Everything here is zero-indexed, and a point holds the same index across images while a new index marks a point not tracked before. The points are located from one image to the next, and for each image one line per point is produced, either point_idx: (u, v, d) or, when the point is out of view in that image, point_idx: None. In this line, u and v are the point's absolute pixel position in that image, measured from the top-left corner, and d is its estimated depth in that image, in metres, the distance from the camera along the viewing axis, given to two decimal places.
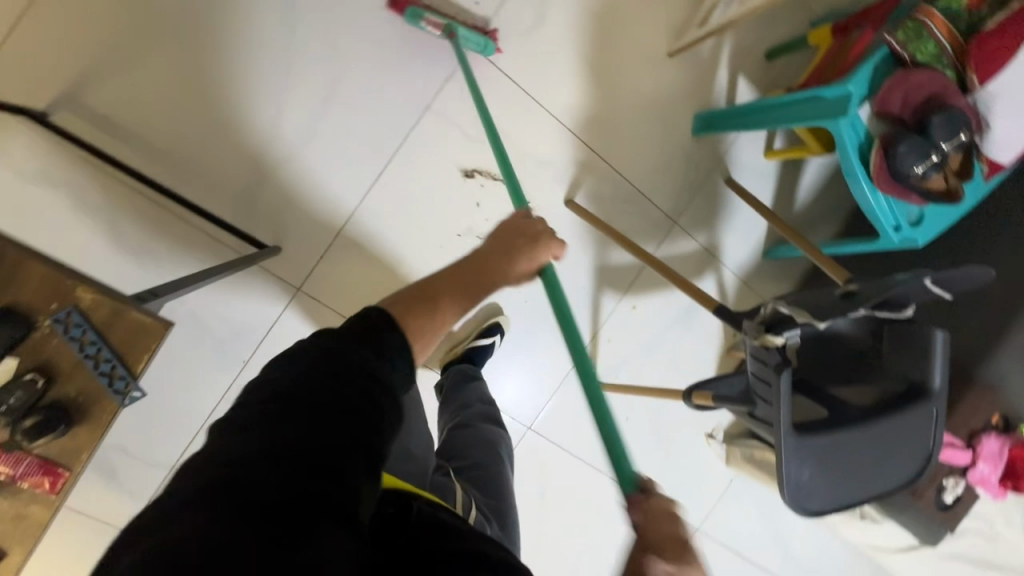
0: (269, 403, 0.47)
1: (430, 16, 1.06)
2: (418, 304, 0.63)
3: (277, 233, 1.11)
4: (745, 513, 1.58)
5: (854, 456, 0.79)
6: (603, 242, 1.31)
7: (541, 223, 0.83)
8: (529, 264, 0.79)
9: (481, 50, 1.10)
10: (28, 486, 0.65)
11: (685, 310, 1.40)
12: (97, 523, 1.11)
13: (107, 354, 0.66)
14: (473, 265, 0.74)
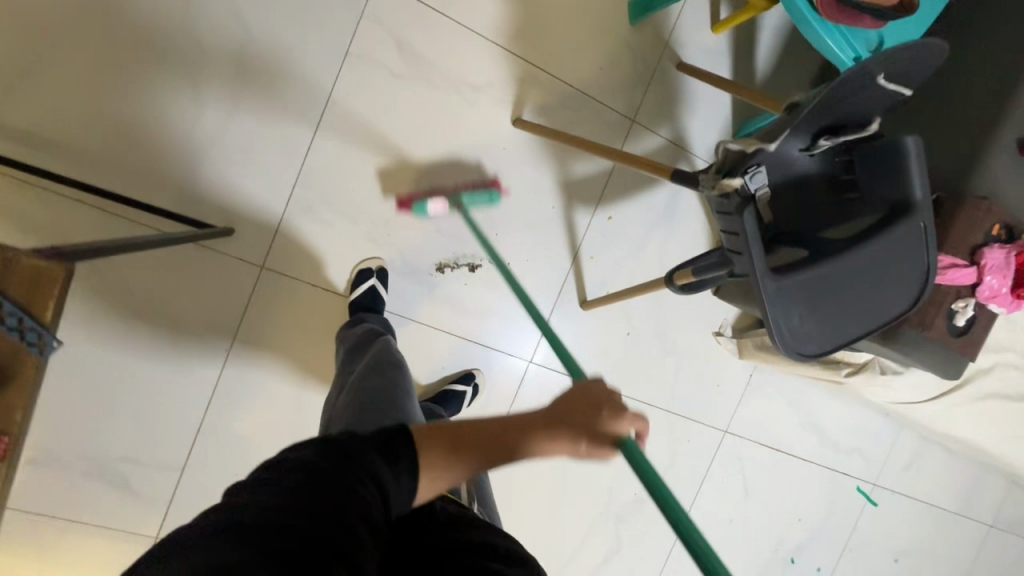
0: (285, 469, 0.48)
1: (435, 200, 1.16)
2: (433, 451, 0.57)
3: (228, 214, 1.10)
4: (771, 406, 1.55)
5: (843, 290, 0.75)
6: (564, 156, 1.26)
7: (606, 388, 0.62)
8: (595, 447, 0.59)
9: (489, 203, 1.21)
10: None
11: (664, 211, 1.34)
12: (127, 531, 1.15)
13: (11, 309, 0.66)
14: (516, 438, 0.59)
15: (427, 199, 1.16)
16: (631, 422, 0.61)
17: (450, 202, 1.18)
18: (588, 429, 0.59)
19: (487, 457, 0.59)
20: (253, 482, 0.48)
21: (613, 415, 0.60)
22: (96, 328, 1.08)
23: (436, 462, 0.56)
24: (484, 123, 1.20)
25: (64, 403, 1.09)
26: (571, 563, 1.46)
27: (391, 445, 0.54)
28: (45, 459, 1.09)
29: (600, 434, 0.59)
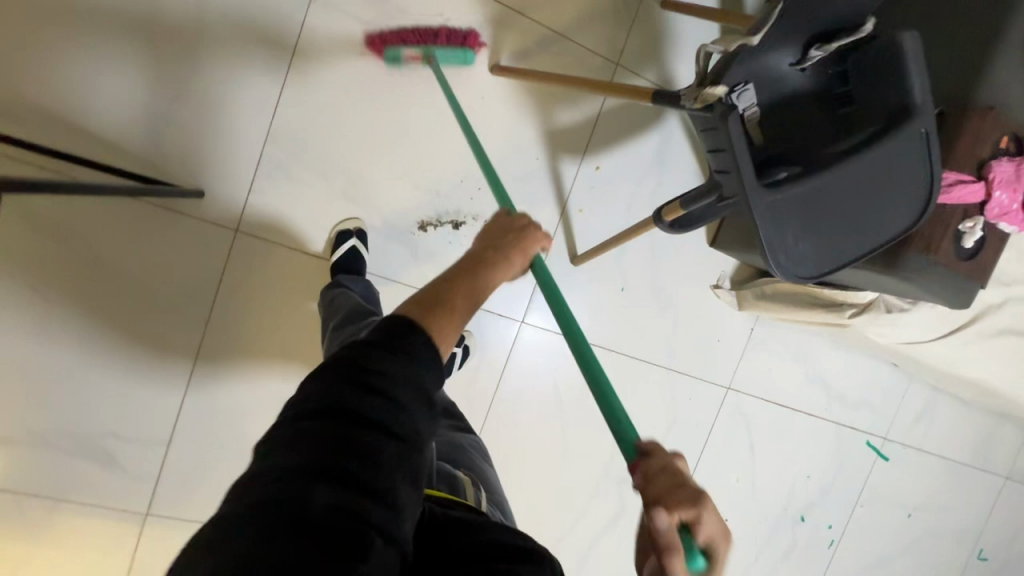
0: (303, 428, 0.45)
1: (408, 51, 1.08)
2: (436, 311, 0.56)
3: (196, 177, 1.05)
4: (774, 361, 1.50)
5: (838, 202, 0.71)
6: (545, 104, 1.21)
7: (525, 218, 0.75)
8: (521, 259, 0.72)
9: (463, 62, 1.12)
10: None
11: (655, 160, 1.29)
12: (114, 509, 1.12)
13: None
14: (481, 269, 0.65)
15: (399, 44, 1.07)
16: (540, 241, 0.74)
17: (423, 52, 1.08)
18: (508, 247, 0.70)
19: (474, 295, 0.62)
20: (272, 448, 0.45)
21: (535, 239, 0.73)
22: (68, 301, 1.04)
23: (444, 321, 0.56)
24: (460, 71, 1.15)
25: (40, 381, 1.05)
26: (575, 529, 1.43)
27: (409, 357, 0.50)
28: (25, 438, 1.06)
29: (521, 255, 0.71)
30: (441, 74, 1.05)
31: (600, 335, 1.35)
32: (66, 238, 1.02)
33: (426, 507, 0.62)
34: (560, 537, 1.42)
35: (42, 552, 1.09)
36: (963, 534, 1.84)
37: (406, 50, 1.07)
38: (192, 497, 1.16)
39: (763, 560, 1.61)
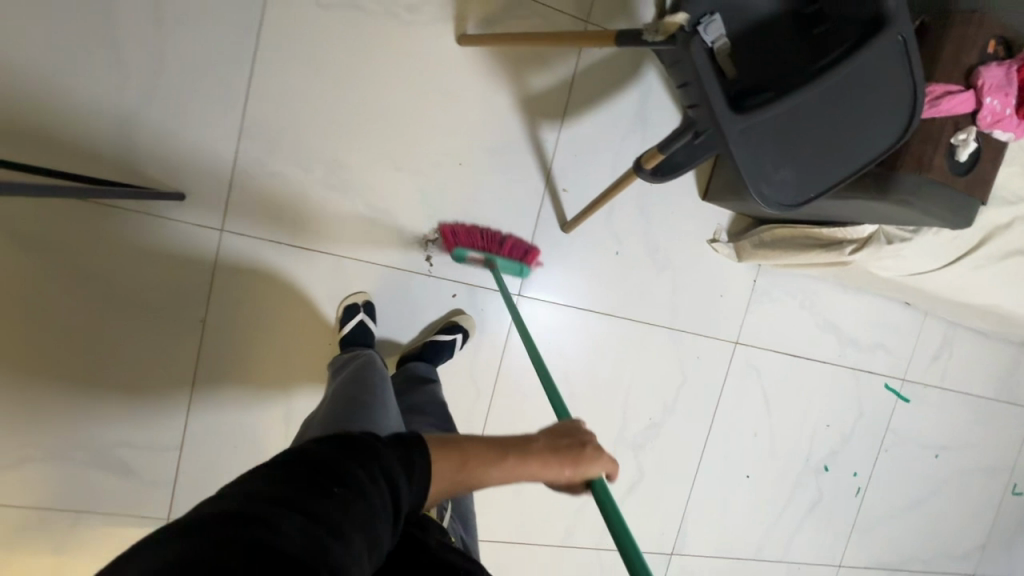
0: (305, 465, 0.54)
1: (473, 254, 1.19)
2: (452, 456, 0.69)
3: (176, 180, 1.05)
4: (780, 311, 1.47)
5: (813, 126, 0.69)
6: (518, 69, 1.18)
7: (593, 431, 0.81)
8: (568, 475, 0.77)
9: (519, 272, 1.25)
10: None
11: (637, 117, 1.27)
12: (133, 517, 1.14)
13: None
14: (521, 448, 0.75)
15: (469, 249, 1.19)
16: (595, 464, 0.78)
17: (488, 260, 1.20)
18: (564, 465, 0.76)
19: (492, 468, 0.72)
20: (272, 469, 0.53)
21: (592, 455, 0.78)
22: (67, 317, 1.05)
23: (449, 473, 0.68)
24: (426, 46, 1.13)
25: (49, 399, 1.07)
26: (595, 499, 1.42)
27: (403, 453, 0.63)
28: (42, 456, 1.08)
29: (571, 474, 0.77)
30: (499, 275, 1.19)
31: (599, 302, 1.33)
32: (55, 256, 1.03)
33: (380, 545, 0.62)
34: (580, 508, 1.41)
35: (76, 560, 1.13)
36: (994, 469, 1.80)
37: (472, 252, 1.19)
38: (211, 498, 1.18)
39: (790, 514, 1.59)
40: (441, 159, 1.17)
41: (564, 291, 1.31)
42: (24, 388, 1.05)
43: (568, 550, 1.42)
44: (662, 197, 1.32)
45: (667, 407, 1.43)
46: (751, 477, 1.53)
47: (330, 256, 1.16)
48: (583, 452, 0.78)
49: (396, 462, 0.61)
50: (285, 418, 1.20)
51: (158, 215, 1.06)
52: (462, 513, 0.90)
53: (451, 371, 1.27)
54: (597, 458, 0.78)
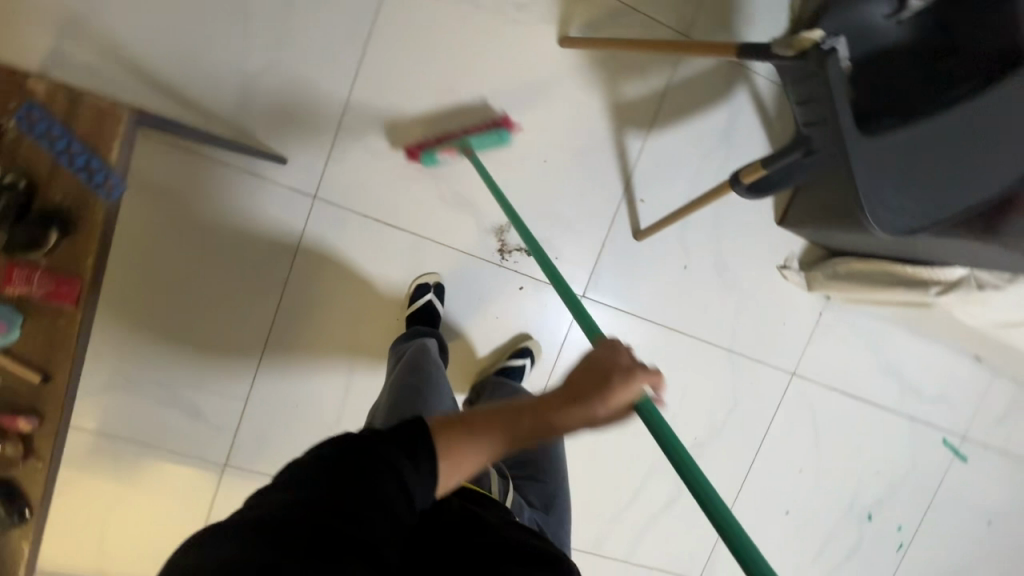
0: (312, 471, 0.52)
1: (442, 146, 1.13)
2: (452, 440, 0.58)
3: (280, 145, 1.11)
4: (843, 347, 1.43)
5: (932, 157, 0.71)
6: (613, 75, 1.21)
7: (628, 350, 0.64)
8: (606, 410, 0.61)
9: (500, 142, 1.16)
10: (43, 292, 0.79)
11: (724, 134, 1.26)
12: (194, 458, 1.20)
13: (78, 148, 0.78)
14: (533, 413, 0.61)
15: (437, 147, 1.14)
16: (632, 390, 0.62)
17: (459, 147, 1.14)
18: (597, 404, 0.61)
19: (502, 444, 0.60)
20: (284, 478, 0.53)
21: (622, 382, 0.61)
22: (172, 264, 1.12)
23: (453, 459, 0.58)
24: (528, 44, 1.16)
25: (142, 335, 1.13)
26: (628, 511, 1.41)
27: (406, 443, 0.56)
28: (122, 387, 1.15)
29: (609, 409, 0.62)
30: (479, 163, 1.11)
31: (661, 313, 1.33)
32: (171, 204, 1.10)
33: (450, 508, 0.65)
34: (614, 517, 1.40)
35: (135, 492, 1.19)
36: None
37: (443, 147, 1.13)
38: (266, 450, 1.23)
39: (825, 558, 1.54)
40: (527, 154, 1.20)
41: (628, 298, 1.31)
42: (125, 324, 1.12)
43: (596, 558, 1.41)
44: (737, 218, 1.31)
45: (714, 429, 1.41)
46: (790, 513, 1.49)
47: (409, 234, 1.20)
48: (615, 379, 0.61)
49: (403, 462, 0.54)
50: (344, 385, 1.24)
51: (264, 176, 1.12)
52: (548, 495, 0.96)
53: None
54: (627, 387, 0.61)
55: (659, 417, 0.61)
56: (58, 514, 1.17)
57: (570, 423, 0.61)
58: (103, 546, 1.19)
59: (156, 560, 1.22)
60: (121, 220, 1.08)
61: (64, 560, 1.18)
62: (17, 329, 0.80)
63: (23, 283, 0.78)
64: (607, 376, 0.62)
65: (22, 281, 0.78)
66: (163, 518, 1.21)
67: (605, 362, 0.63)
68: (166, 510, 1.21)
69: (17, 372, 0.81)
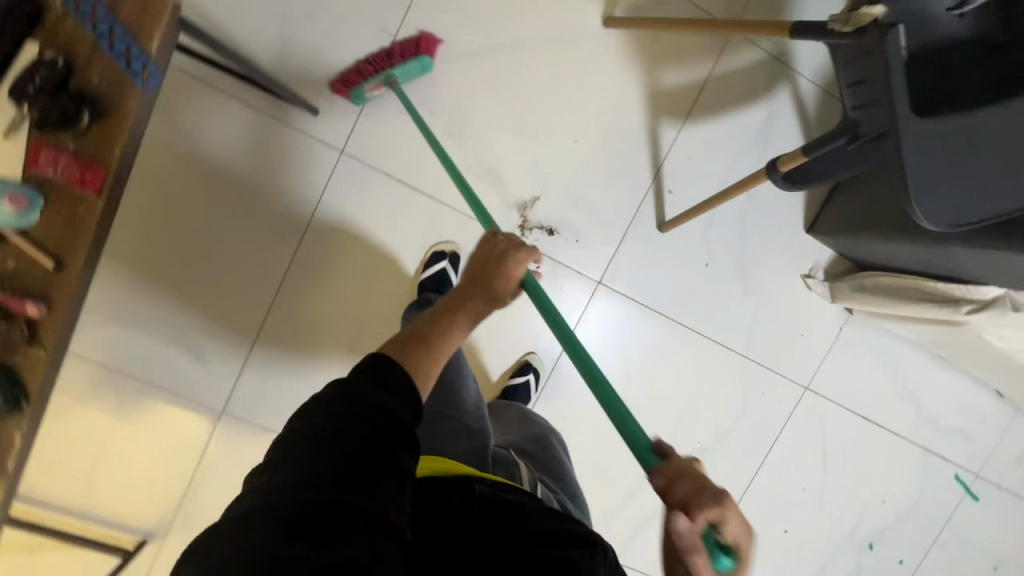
0: (305, 441, 0.46)
1: (369, 84, 1.07)
2: (410, 347, 0.59)
3: (315, 96, 1.12)
4: (860, 366, 1.39)
5: (982, 152, 0.68)
6: (653, 62, 1.19)
7: (506, 236, 0.73)
8: (509, 284, 0.70)
9: (422, 69, 1.09)
10: (67, 181, 0.61)
11: (759, 134, 1.24)
12: (193, 401, 1.19)
13: (121, 32, 0.62)
14: (459, 302, 0.66)
15: (363, 82, 1.07)
16: (523, 262, 0.71)
17: (383, 79, 1.06)
18: (497, 282, 0.69)
19: (447, 338, 0.62)
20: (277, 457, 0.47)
21: (514, 257, 0.70)
22: (192, 206, 1.12)
23: (419, 361, 0.58)
24: (571, 22, 1.16)
25: (153, 273, 1.13)
26: (622, 511, 1.36)
27: (381, 379, 0.52)
28: (131, 321, 1.14)
29: (508, 283, 0.70)
30: (404, 98, 1.05)
31: (677, 309, 1.30)
32: (198, 146, 1.10)
33: (472, 489, 0.58)
34: (608, 515, 1.36)
35: (131, 429, 1.19)
36: None
37: (369, 84, 1.07)
38: (265, 403, 1.22)
39: None
40: (559, 131, 1.19)
41: (646, 290, 1.28)
42: (139, 261, 1.12)
43: None
44: (765, 220, 1.29)
45: (719, 435, 1.37)
46: (788, 532, 1.44)
47: (432, 200, 1.19)
48: (505, 259, 0.70)
49: (386, 395, 0.51)
50: (350, 346, 1.22)
51: (293, 127, 1.12)
52: (570, 490, 0.91)
53: (515, 341, 1.28)
54: (521, 261, 0.71)
55: (544, 293, 0.69)
56: (53, 443, 1.16)
57: (492, 300, 0.68)
58: (92, 479, 1.19)
59: (144, 500, 1.21)
60: (145, 157, 1.09)
61: (53, 490, 1.18)
62: (37, 212, 0.61)
63: (46, 166, 0.60)
64: (501, 257, 0.70)
65: (44, 163, 0.60)
66: (155, 459, 1.20)
67: (490, 251, 0.72)
68: (158, 451, 1.20)
69: (27, 256, 0.61)
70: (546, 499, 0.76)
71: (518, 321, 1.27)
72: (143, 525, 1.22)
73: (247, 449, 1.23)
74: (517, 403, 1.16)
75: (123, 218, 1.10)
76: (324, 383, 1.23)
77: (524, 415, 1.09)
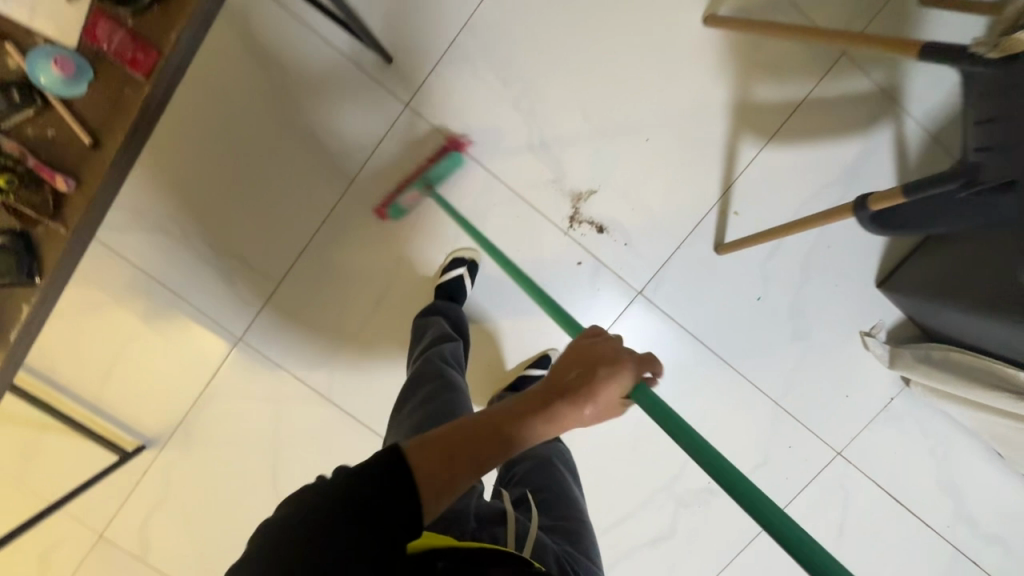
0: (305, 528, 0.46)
1: (406, 195, 1.13)
2: (437, 466, 0.51)
3: (392, 45, 1.09)
4: (903, 443, 1.27)
5: None
6: (749, 72, 1.11)
7: (613, 345, 0.60)
8: (598, 407, 0.57)
9: (452, 166, 1.12)
10: (118, 57, 0.60)
11: (848, 170, 1.14)
12: (211, 322, 1.21)
13: None
14: (516, 418, 0.55)
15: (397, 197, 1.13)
16: (629, 381, 0.57)
17: (418, 186, 1.12)
18: (578, 397, 0.56)
19: (482, 462, 0.53)
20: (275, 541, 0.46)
21: (612, 372, 0.57)
22: (237, 124, 1.12)
23: (431, 480, 0.50)
24: (671, 14, 1.08)
25: (194, 184, 1.14)
26: (612, 533, 1.29)
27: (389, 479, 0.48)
28: (174, 233, 1.16)
29: (604, 401, 0.57)
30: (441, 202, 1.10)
31: (717, 339, 1.21)
32: (257, 65, 1.10)
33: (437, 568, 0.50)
34: None
35: (153, 337, 1.21)
36: None
37: (404, 198, 1.14)
38: (281, 338, 1.22)
39: None
40: (630, 126, 1.12)
41: (687, 311, 1.20)
42: (176, 168, 1.13)
43: None
44: (832, 265, 1.19)
45: None
46: None
47: (485, 172, 1.13)
48: (603, 375, 0.57)
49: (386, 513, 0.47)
50: (374, 300, 1.21)
51: (365, 72, 1.10)
52: (572, 531, 0.81)
53: (536, 334, 1.22)
54: (610, 379, 0.57)
55: (667, 408, 0.57)
56: (82, 334, 1.20)
57: (569, 416, 0.56)
58: (106, 375, 1.22)
59: (149, 407, 1.24)
60: (218, 77, 1.09)
61: (73, 378, 1.22)
62: (84, 82, 0.62)
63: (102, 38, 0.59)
64: (591, 370, 0.57)
65: (104, 36, 0.60)
66: (168, 371, 1.23)
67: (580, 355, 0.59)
68: (171, 363, 1.22)
69: (72, 130, 0.62)
70: (538, 561, 0.68)
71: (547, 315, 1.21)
72: (145, 431, 1.24)
73: (254, 380, 1.24)
74: None
75: (163, 121, 1.10)
76: (342, 333, 1.22)
77: None
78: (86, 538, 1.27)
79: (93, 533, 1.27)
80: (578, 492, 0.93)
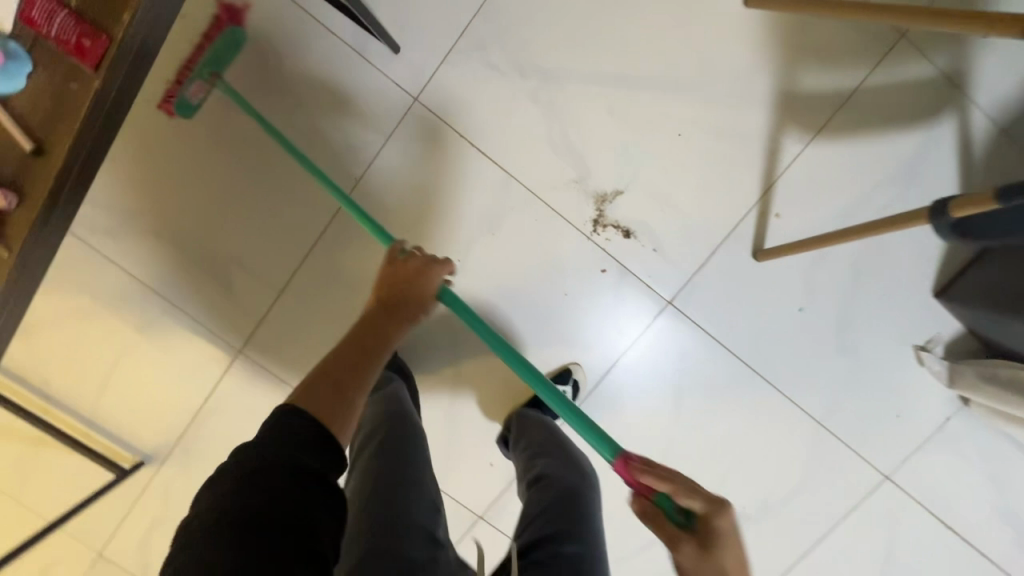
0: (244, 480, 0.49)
1: (189, 87, 0.97)
2: (321, 390, 0.61)
3: (400, 32, 1.00)
4: (959, 467, 1.16)
5: None
6: (795, 58, 1.00)
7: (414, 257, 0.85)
8: (422, 305, 0.82)
9: (233, 43, 0.98)
10: None
11: (906, 166, 1.02)
12: (210, 333, 1.13)
13: None
14: (370, 333, 0.74)
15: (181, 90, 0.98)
16: (435, 280, 0.84)
17: (200, 76, 0.97)
18: (401, 304, 0.80)
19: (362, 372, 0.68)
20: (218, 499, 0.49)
21: (425, 281, 0.83)
22: (220, 114, 1.04)
23: (330, 398, 0.60)
24: None
25: (189, 185, 1.06)
26: (637, 560, 1.20)
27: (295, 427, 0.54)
28: (169, 239, 1.09)
29: (421, 296, 0.82)
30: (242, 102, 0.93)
31: (755, 353, 1.11)
32: (252, 55, 1.01)
33: None
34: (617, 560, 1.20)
35: (150, 349, 1.14)
36: None
37: (190, 89, 0.98)
38: (283, 350, 1.14)
39: None
40: (662, 119, 1.02)
41: (722, 322, 1.09)
42: (154, 163, 1.05)
43: None
44: (885, 272, 1.07)
45: (768, 504, 1.18)
46: None
47: (501, 171, 1.04)
48: (417, 283, 0.83)
49: (306, 449, 0.53)
50: None
51: (370, 62, 1.01)
52: None
53: (555, 347, 1.11)
54: (424, 282, 0.83)
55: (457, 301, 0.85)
56: (76, 345, 1.14)
57: (403, 320, 0.79)
58: (102, 388, 1.16)
59: (147, 422, 1.17)
60: None
61: (68, 391, 1.16)
62: None
63: None
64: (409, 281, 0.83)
65: None
66: (166, 385, 1.16)
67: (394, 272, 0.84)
68: (169, 375, 1.16)
69: None
70: None
71: (568, 329, 1.10)
72: (143, 447, 1.18)
73: (256, 394, 1.17)
74: (564, 437, 0.99)
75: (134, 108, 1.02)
76: None
77: (562, 466, 0.88)
78: (84, 558, 1.21)
79: (92, 552, 1.21)
80: (600, 533, 0.79)
